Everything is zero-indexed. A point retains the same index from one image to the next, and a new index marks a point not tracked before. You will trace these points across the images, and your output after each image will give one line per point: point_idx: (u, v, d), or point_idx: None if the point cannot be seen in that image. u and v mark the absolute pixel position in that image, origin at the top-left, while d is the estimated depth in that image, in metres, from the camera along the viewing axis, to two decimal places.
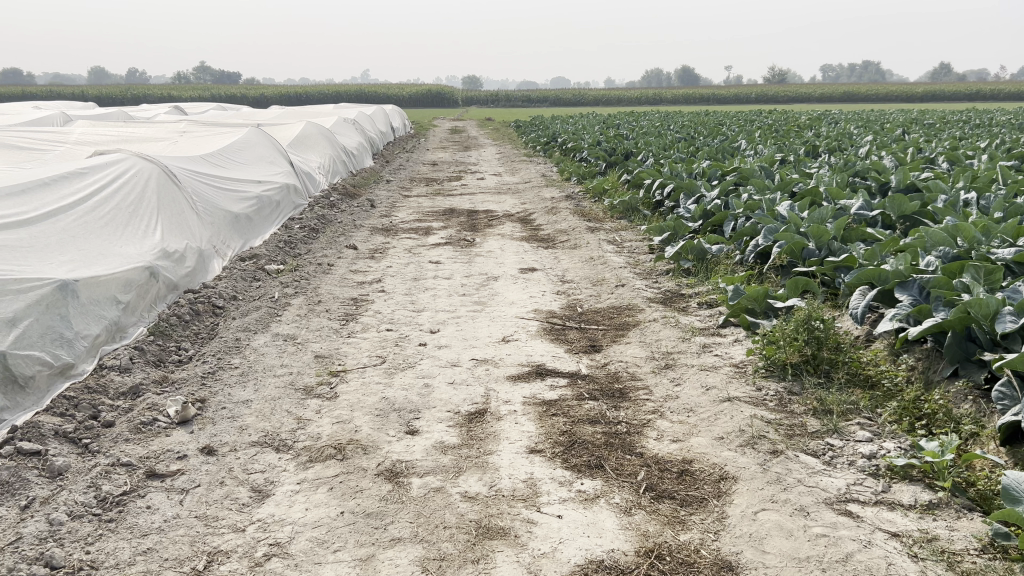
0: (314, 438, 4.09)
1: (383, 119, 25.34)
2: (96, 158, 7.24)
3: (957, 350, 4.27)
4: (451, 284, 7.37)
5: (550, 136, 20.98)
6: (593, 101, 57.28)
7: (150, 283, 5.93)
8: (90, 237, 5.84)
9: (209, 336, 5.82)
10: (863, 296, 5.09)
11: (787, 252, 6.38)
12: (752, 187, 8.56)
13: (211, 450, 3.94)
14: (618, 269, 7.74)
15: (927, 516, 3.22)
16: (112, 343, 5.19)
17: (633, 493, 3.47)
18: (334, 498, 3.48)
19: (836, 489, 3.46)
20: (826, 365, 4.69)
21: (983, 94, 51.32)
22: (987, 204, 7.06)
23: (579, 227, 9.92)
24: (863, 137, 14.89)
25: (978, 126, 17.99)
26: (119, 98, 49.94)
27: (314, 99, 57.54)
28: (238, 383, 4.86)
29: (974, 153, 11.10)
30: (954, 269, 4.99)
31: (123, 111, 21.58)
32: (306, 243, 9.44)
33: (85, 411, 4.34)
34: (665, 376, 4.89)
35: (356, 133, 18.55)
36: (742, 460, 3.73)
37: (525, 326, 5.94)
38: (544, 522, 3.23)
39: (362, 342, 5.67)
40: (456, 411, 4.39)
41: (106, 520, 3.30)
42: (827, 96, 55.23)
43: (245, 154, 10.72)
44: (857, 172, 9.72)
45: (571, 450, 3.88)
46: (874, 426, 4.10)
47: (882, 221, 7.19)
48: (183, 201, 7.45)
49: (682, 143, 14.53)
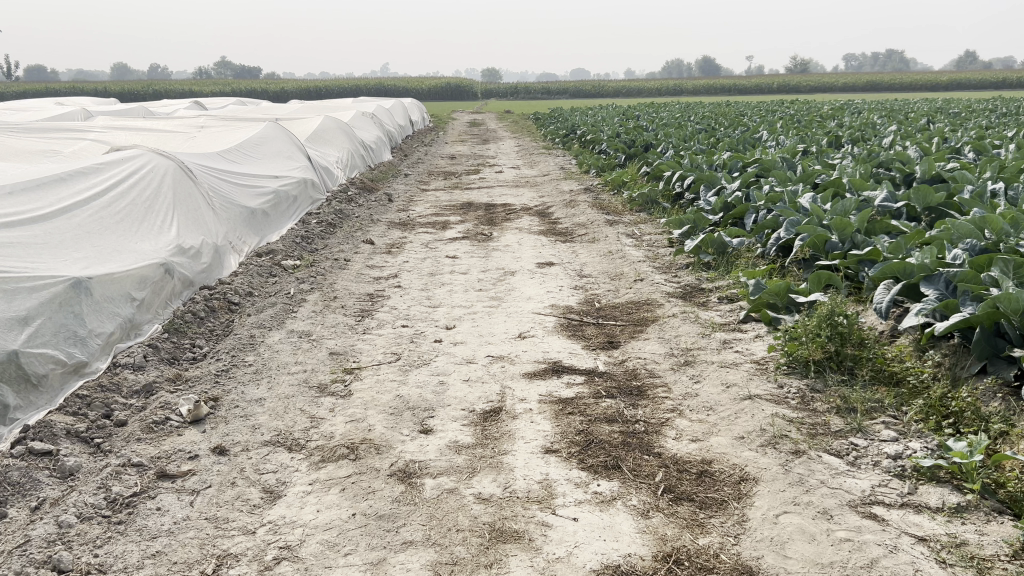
0: (327, 437, 4.04)
1: (402, 113, 25.27)
2: (112, 154, 7.23)
3: (986, 347, 4.15)
4: (468, 279, 7.31)
5: (569, 128, 20.86)
6: (613, 94, 57.02)
7: (166, 280, 5.91)
8: (105, 233, 5.82)
9: (224, 333, 5.78)
10: (888, 291, 4.97)
11: (809, 245, 6.25)
12: (773, 179, 8.42)
13: (223, 449, 3.90)
14: (637, 263, 7.64)
15: (955, 520, 3.11)
16: (126, 340, 5.17)
17: (651, 495, 3.38)
18: (346, 499, 3.43)
19: (861, 491, 3.35)
20: (850, 362, 4.56)
21: (1009, 81, 50.54)
22: (1015, 196, 6.91)
23: (597, 221, 9.82)
24: (887, 127, 14.68)
25: (1005, 114, 17.75)
26: (140, 93, 50.15)
27: (334, 93, 57.69)
28: (252, 381, 4.82)
29: (1000, 143, 10.89)
30: (982, 262, 4.87)
31: (144, 108, 21.65)
32: (323, 238, 9.41)
33: (97, 410, 4.32)
34: (683, 373, 4.80)
35: (374, 127, 18.54)
36: (763, 461, 3.63)
37: (542, 321, 5.86)
38: (559, 525, 3.16)
39: (377, 339, 5.61)
40: (471, 410, 4.32)
41: (115, 522, 3.26)
42: (850, 85, 54.61)
43: (263, 149, 10.71)
44: (881, 162, 9.54)
45: (587, 450, 3.81)
46: (899, 425, 3.98)
47: (907, 213, 7.03)
48: (199, 197, 7.43)
49: (703, 135, 14.37)
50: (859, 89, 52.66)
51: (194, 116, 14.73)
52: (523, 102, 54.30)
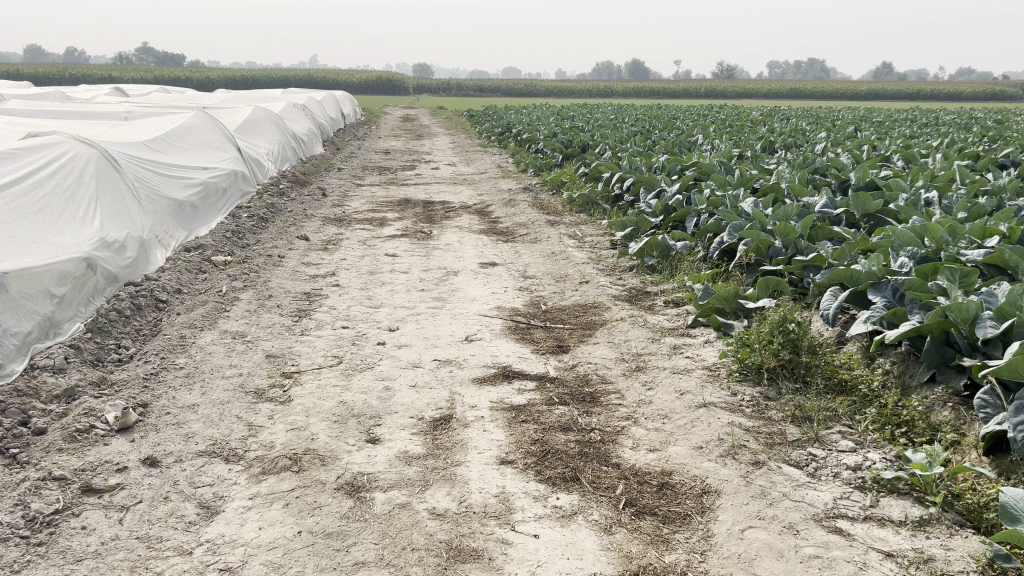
0: (267, 448, 3.81)
1: (334, 106, 24.70)
2: (29, 140, 6.80)
3: (935, 355, 4.10)
4: (409, 279, 7.10)
5: (504, 126, 20.71)
6: (546, 94, 57.28)
7: (88, 275, 5.55)
8: (22, 223, 5.44)
9: (152, 333, 5.44)
10: (835, 298, 4.94)
11: (753, 250, 6.23)
12: (713, 183, 8.42)
13: (154, 461, 3.63)
14: (581, 265, 7.56)
15: (919, 534, 3.08)
16: (46, 340, 4.84)
17: (613, 509, 3.26)
18: (290, 516, 3.21)
19: (824, 504, 3.30)
20: (803, 370, 4.54)
21: (925, 92, 52.67)
22: (949, 204, 7.02)
23: (538, 221, 9.70)
24: (817, 134, 14.97)
25: (927, 124, 18.42)
26: (54, 77, 48.05)
27: (262, 83, 56.36)
28: (184, 386, 4.53)
29: (928, 152, 11.14)
30: (927, 270, 4.86)
31: (58, 91, 20.61)
32: (254, 233, 9.05)
33: (13, 417, 3.97)
34: (636, 380, 4.70)
35: (307, 119, 18.08)
36: (724, 472, 3.55)
37: (488, 324, 5.70)
38: (519, 543, 3.01)
39: (316, 341, 5.37)
40: (420, 418, 4.14)
41: (34, 544, 2.97)
42: (776, 92, 56.06)
43: (189, 139, 10.25)
44: (817, 168, 9.66)
45: (544, 461, 3.66)
46: (855, 435, 3.96)
47: (846, 219, 7.07)
48: (124, 187, 7.02)
49: (640, 137, 14.40)
50: (784, 97, 54.13)
51: (115, 103, 14.05)
52: (458, 98, 54.14)
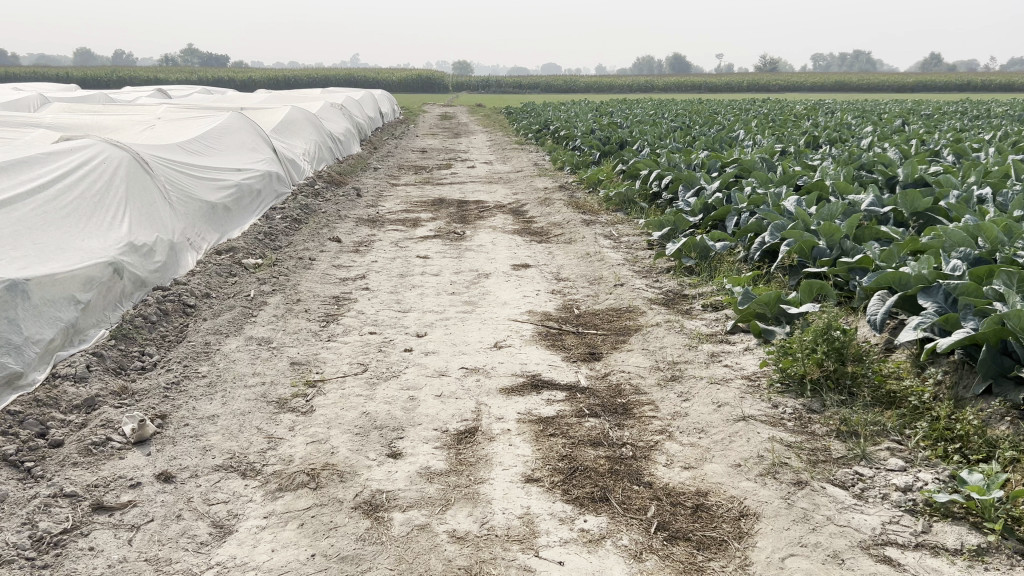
0: (285, 462, 3.68)
1: (372, 104, 24.75)
2: (61, 144, 6.78)
3: (991, 365, 3.81)
4: (440, 282, 6.95)
5: (541, 123, 20.50)
6: (585, 89, 56.81)
7: (114, 280, 5.49)
8: (48, 228, 5.40)
9: (177, 340, 5.37)
10: (883, 302, 4.64)
11: (796, 251, 5.95)
12: (755, 180, 8.14)
13: (169, 476, 3.52)
14: (617, 266, 7.34)
15: (977, 565, 2.85)
16: (69, 347, 4.78)
17: (643, 533, 3.07)
18: (305, 537, 3.07)
19: (871, 529, 3.08)
20: (849, 381, 4.27)
21: (974, 83, 51.20)
22: (1004, 202, 6.66)
23: (573, 221, 9.51)
24: (862, 128, 14.51)
25: (978, 116, 17.77)
26: (104, 80, 49.11)
27: (304, 83, 56.78)
28: (205, 396, 4.43)
29: (980, 146, 10.69)
30: (982, 273, 4.55)
31: (100, 93, 20.87)
32: (287, 235, 8.99)
33: (31, 429, 3.90)
34: (671, 390, 4.49)
35: (344, 118, 18.06)
36: (763, 493, 3.33)
37: (518, 330, 5.53)
38: (542, 571, 2.84)
39: (342, 347, 5.25)
40: (444, 430, 3.98)
41: (39, 567, 2.88)
42: (818, 85, 54.95)
43: (224, 140, 10.23)
44: (862, 164, 9.31)
45: (572, 480, 3.48)
46: (905, 452, 3.71)
47: (893, 218, 6.72)
48: (155, 190, 6.97)
49: (679, 133, 14.05)
50: (828, 90, 53.11)
51: (155, 106, 14.13)
52: (496, 95, 54.00)
